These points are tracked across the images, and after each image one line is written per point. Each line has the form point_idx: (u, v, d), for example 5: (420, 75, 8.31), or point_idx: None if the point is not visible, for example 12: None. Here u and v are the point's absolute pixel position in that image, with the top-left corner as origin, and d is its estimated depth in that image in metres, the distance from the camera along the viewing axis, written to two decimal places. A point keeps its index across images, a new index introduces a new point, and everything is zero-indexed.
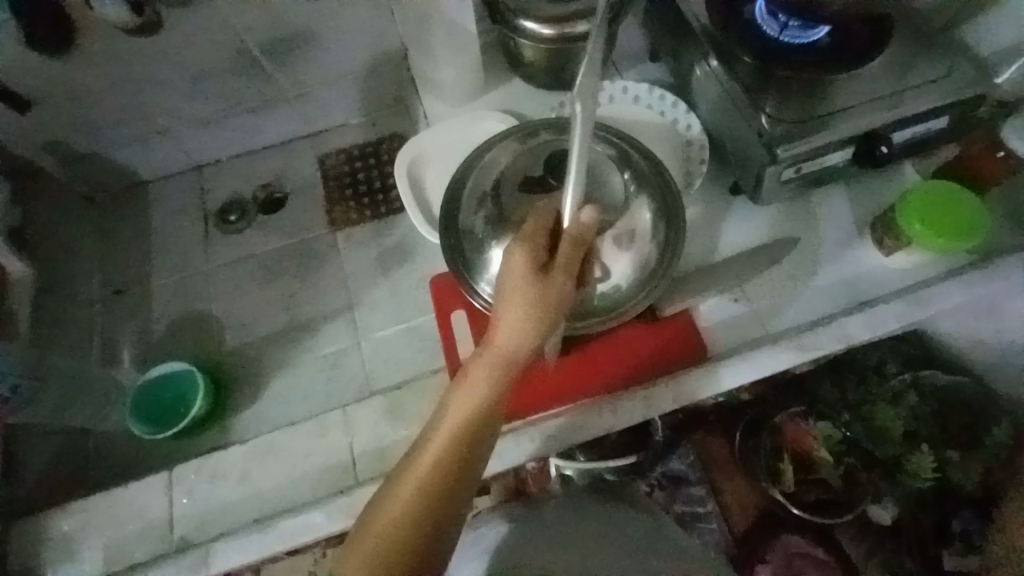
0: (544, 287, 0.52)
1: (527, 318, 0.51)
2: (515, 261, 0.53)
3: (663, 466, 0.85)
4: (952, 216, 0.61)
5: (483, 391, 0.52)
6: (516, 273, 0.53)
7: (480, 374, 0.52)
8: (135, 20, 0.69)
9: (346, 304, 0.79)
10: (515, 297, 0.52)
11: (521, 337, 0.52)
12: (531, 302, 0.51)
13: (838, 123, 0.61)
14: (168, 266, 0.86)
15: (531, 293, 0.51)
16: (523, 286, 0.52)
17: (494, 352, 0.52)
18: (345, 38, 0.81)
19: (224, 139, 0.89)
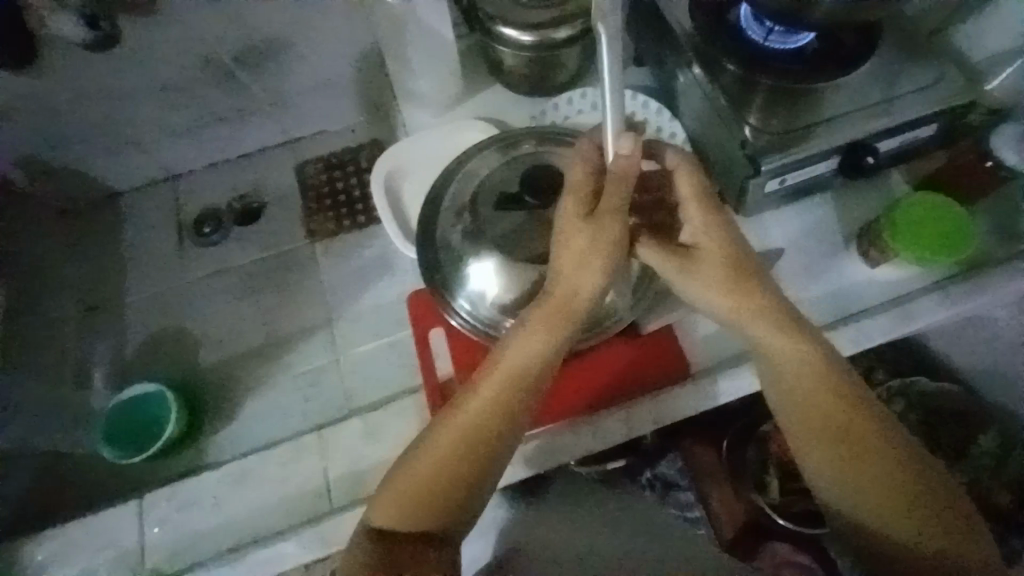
0: (600, 232, 0.52)
1: (583, 261, 0.52)
2: (570, 205, 0.53)
3: (651, 469, 0.83)
4: (941, 227, 0.60)
5: (542, 338, 0.54)
6: (570, 217, 0.53)
7: (536, 323, 0.54)
8: (93, 35, 0.67)
9: (325, 319, 0.77)
10: (572, 240, 0.52)
11: (577, 285, 0.53)
12: (585, 246, 0.52)
13: (819, 137, 0.60)
14: (142, 281, 0.84)
15: (588, 237, 0.52)
16: (578, 229, 0.52)
17: (552, 299, 0.54)
18: (319, 44, 0.78)
19: (198, 148, 0.87)
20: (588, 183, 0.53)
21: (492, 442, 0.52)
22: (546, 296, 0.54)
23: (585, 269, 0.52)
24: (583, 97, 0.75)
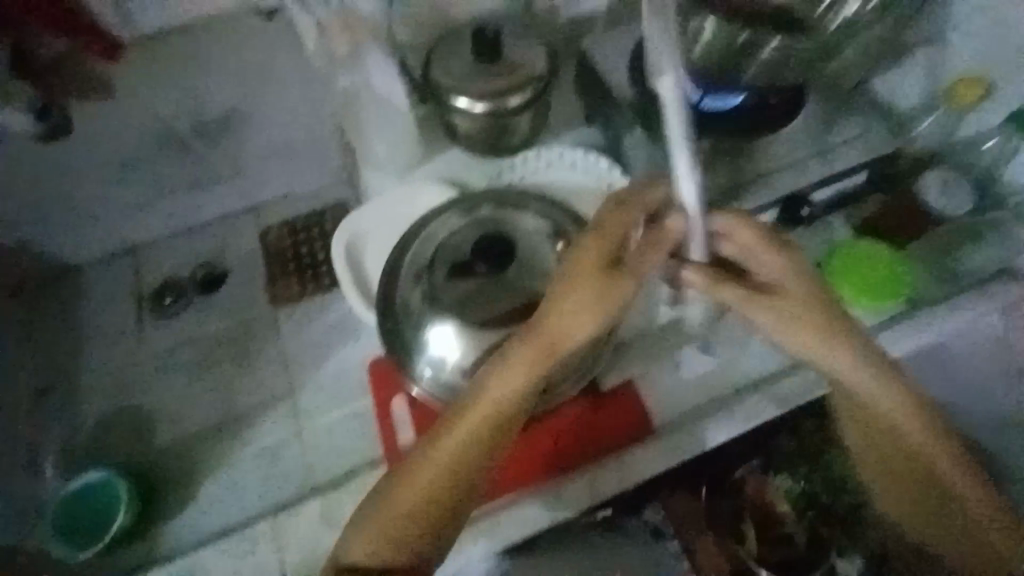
0: (607, 286, 0.54)
1: (581, 311, 0.54)
2: (584, 255, 0.55)
3: (635, 518, 0.75)
4: (881, 268, 0.64)
5: (522, 376, 0.55)
6: (579, 266, 0.55)
7: (523, 365, 0.55)
8: (40, 127, 0.65)
9: (288, 388, 0.77)
10: (577, 292, 0.54)
11: (571, 330, 0.54)
12: (590, 298, 0.54)
13: (756, 191, 0.66)
14: (98, 358, 0.82)
15: (594, 289, 0.54)
16: (588, 280, 0.53)
17: (540, 344, 0.55)
18: (277, 116, 0.80)
19: (158, 219, 0.87)
20: (615, 230, 0.56)
21: (467, 476, 0.55)
22: (534, 337, 0.55)
23: (582, 318, 0.54)
24: (537, 157, 0.77)
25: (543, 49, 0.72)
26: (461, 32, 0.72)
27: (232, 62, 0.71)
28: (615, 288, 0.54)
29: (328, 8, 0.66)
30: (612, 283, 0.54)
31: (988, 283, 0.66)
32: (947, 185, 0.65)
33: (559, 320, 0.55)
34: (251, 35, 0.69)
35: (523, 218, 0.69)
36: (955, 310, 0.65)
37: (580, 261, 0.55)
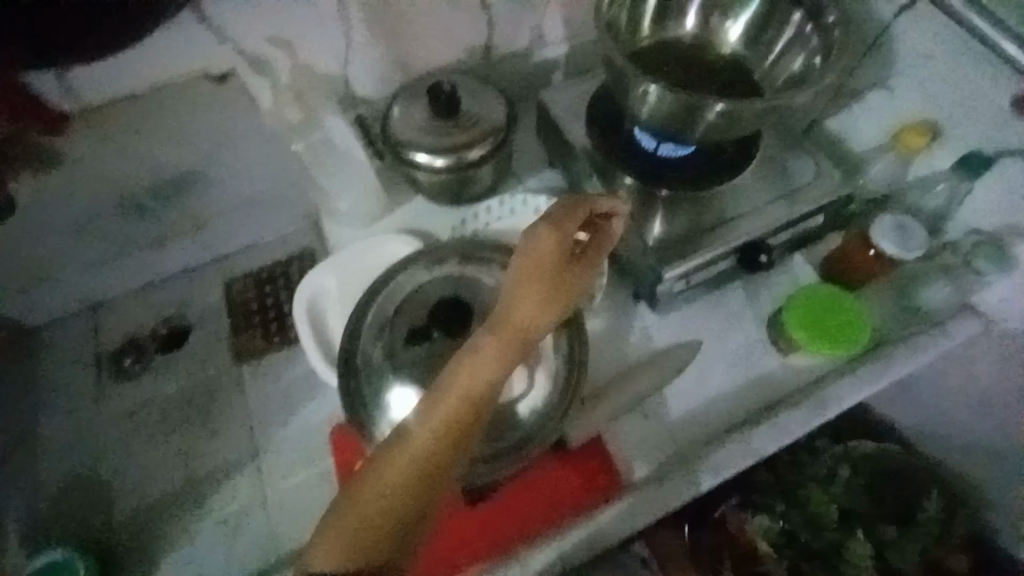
0: (560, 271, 0.53)
1: (540, 292, 0.52)
2: (533, 243, 0.53)
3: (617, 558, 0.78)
4: (838, 313, 0.64)
5: (496, 362, 0.50)
6: (527, 255, 0.53)
7: (494, 345, 0.50)
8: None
9: (251, 450, 0.74)
10: (531, 277, 0.52)
11: (533, 311, 0.51)
12: (547, 279, 0.52)
13: (716, 239, 0.64)
14: (54, 425, 0.79)
15: (548, 272, 0.52)
16: (540, 267, 0.52)
17: (507, 326, 0.51)
18: (237, 173, 0.78)
19: (117, 277, 0.84)
20: (571, 217, 0.54)
21: (438, 480, 0.47)
22: (503, 322, 0.51)
23: (541, 299, 0.52)
24: (500, 205, 0.77)
25: (502, 100, 0.73)
26: (420, 87, 0.73)
27: (187, 130, 0.69)
28: (569, 274, 0.54)
29: (283, 70, 0.66)
30: (565, 269, 0.53)
31: (953, 322, 0.65)
32: (902, 228, 0.63)
33: (518, 303, 0.51)
34: (205, 102, 0.66)
35: (488, 273, 0.68)
36: (922, 350, 0.63)
37: (538, 248, 0.53)
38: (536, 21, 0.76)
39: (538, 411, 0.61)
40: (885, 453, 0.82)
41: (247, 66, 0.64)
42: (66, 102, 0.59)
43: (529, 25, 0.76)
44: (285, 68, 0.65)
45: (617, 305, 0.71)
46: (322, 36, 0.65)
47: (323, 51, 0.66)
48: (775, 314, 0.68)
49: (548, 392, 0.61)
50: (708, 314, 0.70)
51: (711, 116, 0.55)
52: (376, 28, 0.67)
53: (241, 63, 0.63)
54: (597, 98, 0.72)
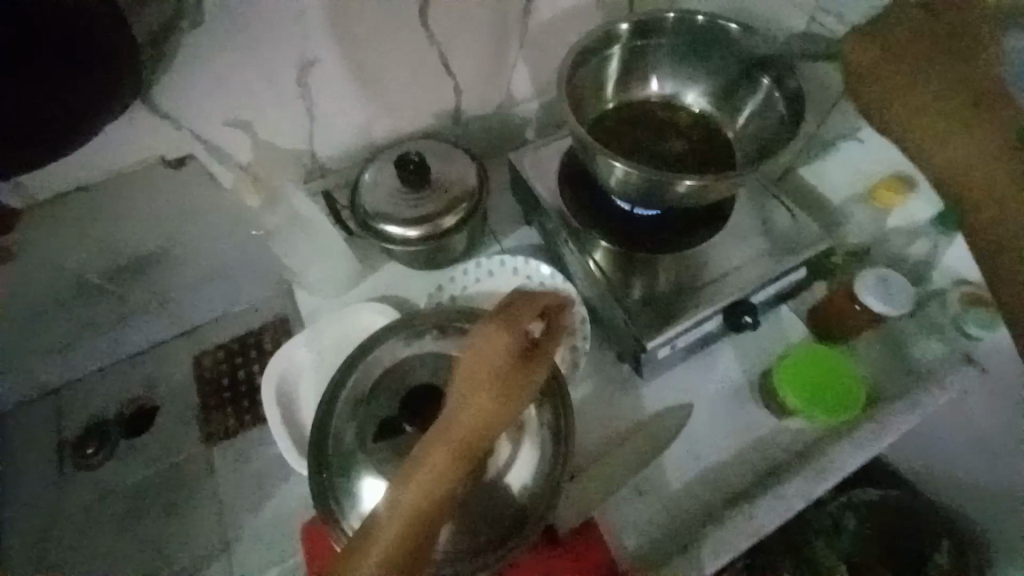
0: (511, 378, 0.53)
1: (490, 399, 0.51)
2: (484, 350, 0.53)
3: None
4: (829, 375, 0.62)
5: (443, 474, 0.49)
6: (475, 361, 0.53)
7: (442, 452, 0.50)
8: None
9: (221, 543, 0.71)
10: (477, 385, 0.52)
11: (480, 419, 0.51)
12: (497, 387, 0.52)
13: (698, 302, 0.62)
14: (16, 521, 0.75)
15: (497, 378, 0.52)
16: (489, 374, 0.52)
17: (455, 434, 0.50)
18: (202, 248, 0.76)
19: (79, 360, 0.81)
20: (518, 319, 0.55)
21: None
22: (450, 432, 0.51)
23: (490, 407, 0.51)
24: (477, 267, 0.74)
25: (473, 163, 0.72)
26: (388, 155, 0.72)
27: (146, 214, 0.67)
28: (519, 381, 0.53)
29: (244, 150, 0.65)
30: (513, 376, 0.52)
31: (948, 379, 0.62)
32: (886, 283, 0.61)
33: (466, 410, 0.51)
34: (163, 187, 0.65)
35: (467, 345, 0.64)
36: (918, 407, 0.61)
37: (483, 353, 0.53)
38: (504, 81, 0.75)
39: (529, 494, 0.58)
40: (893, 498, 0.77)
41: (207, 150, 0.63)
42: (13, 197, 0.58)
43: (498, 86, 0.76)
44: (245, 147, 0.65)
45: (601, 370, 0.69)
46: (282, 116, 0.65)
47: (284, 130, 0.66)
48: (765, 374, 0.66)
49: (533, 472, 0.59)
50: (697, 374, 0.67)
51: (680, 190, 0.53)
52: (338, 101, 0.67)
53: (200, 148, 0.63)
54: (568, 159, 0.72)
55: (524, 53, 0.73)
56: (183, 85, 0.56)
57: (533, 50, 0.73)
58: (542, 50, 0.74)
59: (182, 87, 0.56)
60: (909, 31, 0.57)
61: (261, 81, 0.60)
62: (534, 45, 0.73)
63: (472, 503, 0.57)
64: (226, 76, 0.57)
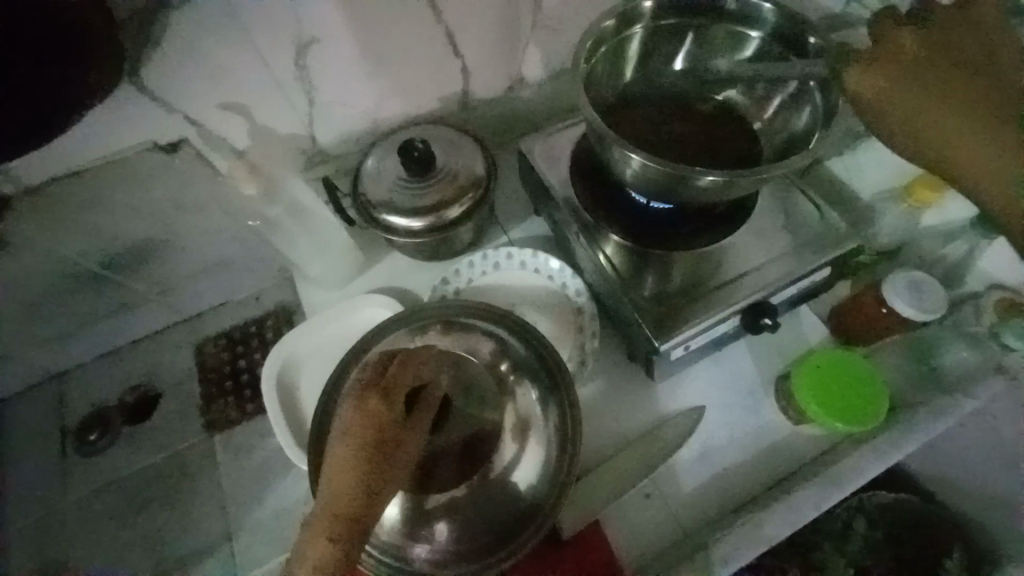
0: (381, 443, 0.44)
1: (361, 471, 0.43)
2: (345, 421, 0.45)
3: None
4: (852, 381, 0.58)
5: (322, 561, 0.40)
6: (339, 436, 0.45)
7: (320, 541, 0.41)
8: None
9: (223, 534, 0.71)
10: (345, 459, 0.43)
11: (352, 497, 0.42)
12: (366, 458, 0.43)
13: (716, 303, 0.59)
14: (20, 506, 0.76)
15: (366, 447, 0.43)
16: (356, 446, 0.43)
17: (327, 518, 0.42)
18: (200, 237, 0.73)
19: (79, 347, 0.80)
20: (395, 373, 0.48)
21: None
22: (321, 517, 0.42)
23: (365, 479, 0.43)
24: (483, 259, 0.71)
25: (480, 152, 0.69)
26: (392, 142, 0.69)
27: (140, 203, 0.64)
28: (391, 445, 0.45)
29: (240, 136, 0.63)
30: (384, 443, 0.44)
31: (974, 389, 0.59)
32: (916, 286, 0.58)
33: (335, 490, 0.42)
34: (157, 174, 0.62)
35: (473, 342, 0.62)
36: (943, 416, 0.58)
37: (347, 423, 0.45)
38: (514, 64, 0.71)
39: (532, 495, 0.56)
40: (903, 501, 0.77)
41: (202, 135, 0.61)
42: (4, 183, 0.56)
43: (507, 69, 0.71)
44: (242, 132, 0.63)
45: (610, 370, 0.67)
46: (281, 98, 0.62)
47: (282, 114, 0.64)
48: (783, 376, 0.63)
49: (538, 473, 0.57)
50: (710, 375, 0.65)
51: (700, 185, 0.49)
52: (338, 84, 0.64)
53: (194, 133, 0.60)
54: (581, 148, 0.68)
55: (537, 33, 0.68)
56: (173, 68, 0.53)
57: (546, 31, 0.69)
58: (556, 31, 0.69)
59: (174, 69, 0.53)
60: (910, 28, 0.44)
61: (256, 62, 0.57)
62: (548, 25, 0.68)
63: (475, 502, 0.56)
64: (219, 56, 0.54)
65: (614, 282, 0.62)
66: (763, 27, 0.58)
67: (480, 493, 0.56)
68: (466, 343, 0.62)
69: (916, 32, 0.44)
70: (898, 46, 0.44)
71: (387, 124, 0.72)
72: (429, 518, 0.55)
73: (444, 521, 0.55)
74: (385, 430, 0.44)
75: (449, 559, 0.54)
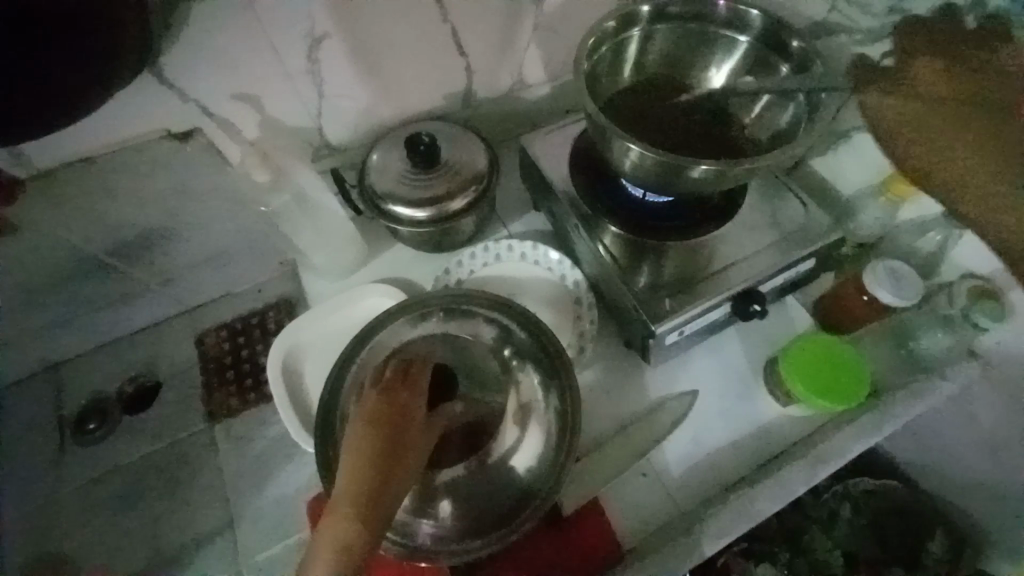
0: (399, 430, 0.43)
1: (380, 451, 0.40)
2: (364, 407, 0.44)
3: None
4: (837, 366, 0.61)
5: (333, 541, 0.35)
6: (358, 424, 0.42)
7: (339, 527, 0.35)
8: None
9: (225, 521, 0.72)
10: (365, 442, 0.40)
11: (372, 474, 0.38)
12: (387, 438, 0.41)
13: (707, 290, 0.61)
14: (14, 497, 0.75)
15: (387, 427, 0.42)
16: (376, 430, 0.41)
17: (345, 500, 0.37)
18: (204, 228, 0.74)
19: (79, 336, 0.80)
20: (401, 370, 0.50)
21: None
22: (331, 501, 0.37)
23: (383, 459, 0.40)
24: (484, 251, 0.74)
25: (482, 146, 0.71)
26: (397, 135, 0.71)
27: (149, 188, 0.65)
28: (410, 432, 0.43)
29: (251, 125, 0.65)
30: (403, 429, 0.43)
31: (951, 372, 0.63)
32: (895, 275, 0.61)
33: (352, 470, 0.39)
34: (169, 162, 0.63)
35: (474, 329, 0.63)
36: (921, 399, 0.62)
37: (361, 413, 0.44)
38: (515, 63, 0.74)
39: (532, 475, 0.58)
40: (887, 489, 0.80)
41: (213, 123, 0.62)
42: (17, 166, 0.57)
43: (509, 67, 0.74)
44: (252, 122, 0.65)
45: (608, 358, 0.69)
46: (291, 90, 0.64)
47: (291, 107, 0.66)
48: (772, 361, 0.66)
49: (538, 455, 0.58)
50: (703, 360, 0.68)
51: (695, 175, 0.52)
52: (347, 77, 0.66)
53: (206, 121, 0.61)
54: (581, 144, 0.72)
55: (538, 33, 0.72)
56: (189, 55, 0.55)
57: (546, 31, 0.72)
58: (556, 31, 0.72)
59: (192, 58, 0.55)
60: (930, 58, 0.56)
61: (269, 52, 0.59)
62: (549, 26, 0.71)
63: (477, 483, 0.57)
64: (235, 44, 0.56)
65: (611, 270, 0.64)
66: (750, 33, 0.62)
67: (481, 475, 0.57)
68: (469, 329, 0.63)
69: (931, 60, 0.55)
70: (920, 68, 0.56)
71: (392, 118, 0.75)
72: (434, 497, 0.56)
73: (447, 500, 0.56)
74: (402, 418, 0.44)
75: (454, 536, 0.55)
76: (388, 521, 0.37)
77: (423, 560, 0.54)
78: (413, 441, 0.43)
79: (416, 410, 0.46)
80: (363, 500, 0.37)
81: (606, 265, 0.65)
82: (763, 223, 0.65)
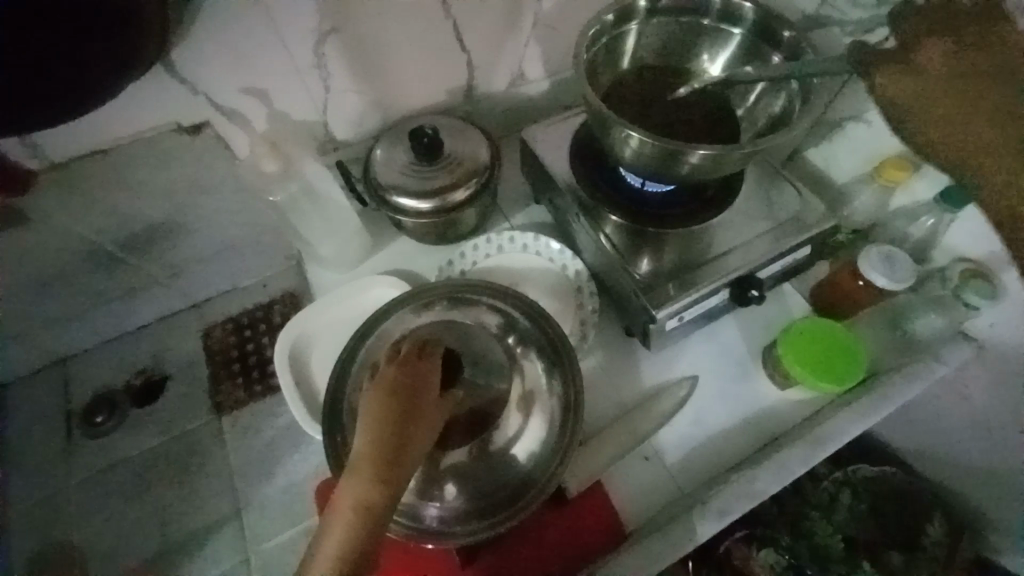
0: (416, 400, 0.43)
1: (396, 419, 0.41)
2: (382, 376, 0.45)
3: None
4: (834, 348, 0.63)
5: (355, 506, 0.36)
6: (376, 392, 0.43)
7: (361, 487, 0.37)
8: None
9: (232, 510, 0.73)
10: (385, 408, 0.41)
11: (389, 440, 0.39)
12: (403, 407, 0.42)
13: (705, 277, 0.63)
14: (23, 489, 0.76)
15: (404, 396, 0.42)
16: (395, 398, 0.42)
17: (366, 462, 0.38)
18: (211, 223, 0.76)
19: (87, 330, 0.81)
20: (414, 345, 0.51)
21: None
22: (350, 466, 0.38)
23: (400, 426, 0.41)
24: (486, 242, 0.75)
25: (485, 139, 0.73)
26: (401, 129, 0.73)
27: (159, 182, 0.67)
28: (424, 400, 0.44)
29: (260, 118, 0.67)
30: (419, 399, 0.43)
31: (944, 353, 0.65)
32: (890, 259, 0.63)
33: (370, 436, 0.40)
34: (178, 155, 0.65)
35: (478, 316, 0.64)
36: (916, 380, 0.63)
37: (377, 381, 0.45)
38: (516, 59, 0.76)
39: (535, 457, 0.58)
40: (888, 476, 0.80)
41: (223, 117, 0.64)
42: (31, 158, 0.58)
43: (510, 63, 0.76)
44: (261, 115, 0.66)
45: (609, 346, 0.70)
46: (297, 85, 0.66)
47: (300, 101, 0.68)
48: (772, 345, 0.67)
49: (540, 441, 0.59)
50: (703, 346, 0.69)
51: (693, 161, 0.53)
52: (354, 72, 0.68)
53: (215, 114, 0.63)
54: (582, 136, 0.73)
55: (537, 30, 0.73)
56: (199, 49, 0.57)
57: (545, 28, 0.73)
58: (556, 28, 0.74)
59: (201, 51, 0.57)
60: None
61: (278, 48, 0.61)
62: (548, 24, 0.73)
63: (479, 469, 0.57)
64: (244, 35, 0.58)
65: (612, 257, 0.66)
66: (744, 25, 0.64)
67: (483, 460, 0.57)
68: (472, 317, 0.64)
69: None
70: None
71: (396, 113, 0.76)
72: (438, 479, 0.56)
73: (452, 483, 0.56)
74: (419, 390, 0.44)
75: (459, 517, 0.56)
76: (408, 485, 0.38)
77: (428, 541, 0.55)
78: (430, 409, 0.43)
79: (431, 379, 0.46)
80: (382, 466, 0.38)
81: (608, 252, 0.66)
82: (761, 212, 0.67)
